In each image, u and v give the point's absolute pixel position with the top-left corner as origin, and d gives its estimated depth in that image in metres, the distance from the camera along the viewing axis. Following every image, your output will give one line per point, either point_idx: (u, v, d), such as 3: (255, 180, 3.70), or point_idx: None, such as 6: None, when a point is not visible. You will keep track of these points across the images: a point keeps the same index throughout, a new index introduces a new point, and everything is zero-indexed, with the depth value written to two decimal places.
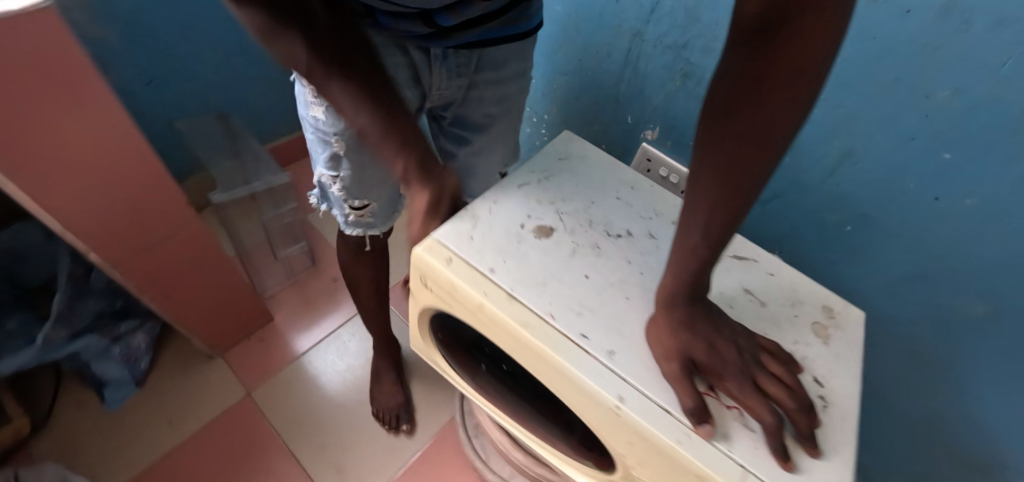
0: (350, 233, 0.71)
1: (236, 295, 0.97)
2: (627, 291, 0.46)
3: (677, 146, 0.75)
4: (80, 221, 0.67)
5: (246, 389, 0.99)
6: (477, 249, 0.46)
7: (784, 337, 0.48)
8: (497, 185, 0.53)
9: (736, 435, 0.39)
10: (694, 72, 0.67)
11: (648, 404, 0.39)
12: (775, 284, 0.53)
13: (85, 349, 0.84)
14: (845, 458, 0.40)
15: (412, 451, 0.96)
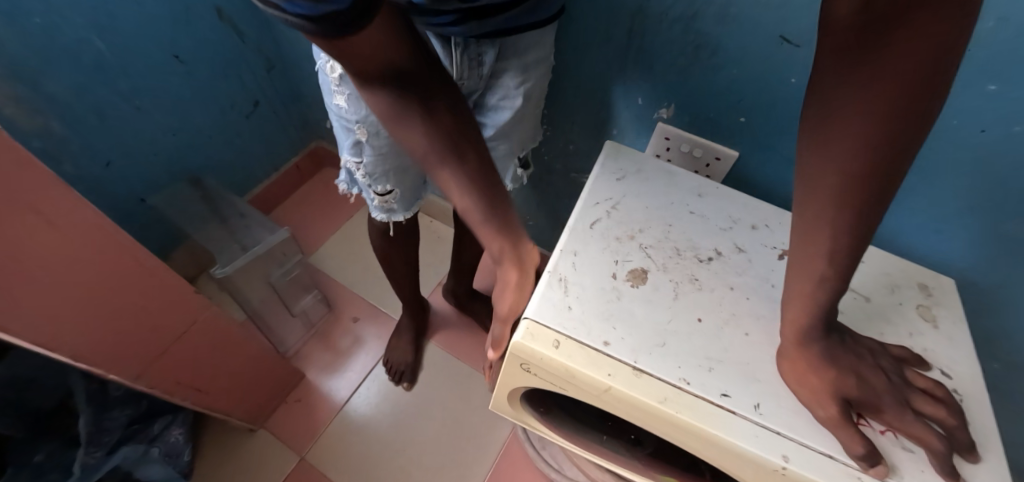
0: (377, 217, 0.78)
1: (268, 366, 0.93)
2: (744, 327, 0.49)
3: (696, 120, 0.72)
4: (83, 342, 0.62)
5: (299, 453, 0.96)
6: (582, 325, 0.48)
7: (901, 333, 0.49)
8: (572, 233, 0.55)
9: (903, 463, 0.41)
10: (707, 43, 0.62)
11: (812, 457, 0.41)
12: (869, 273, 0.54)
13: (126, 459, 0.79)
14: (999, 451, 0.42)
15: (483, 472, 0.95)
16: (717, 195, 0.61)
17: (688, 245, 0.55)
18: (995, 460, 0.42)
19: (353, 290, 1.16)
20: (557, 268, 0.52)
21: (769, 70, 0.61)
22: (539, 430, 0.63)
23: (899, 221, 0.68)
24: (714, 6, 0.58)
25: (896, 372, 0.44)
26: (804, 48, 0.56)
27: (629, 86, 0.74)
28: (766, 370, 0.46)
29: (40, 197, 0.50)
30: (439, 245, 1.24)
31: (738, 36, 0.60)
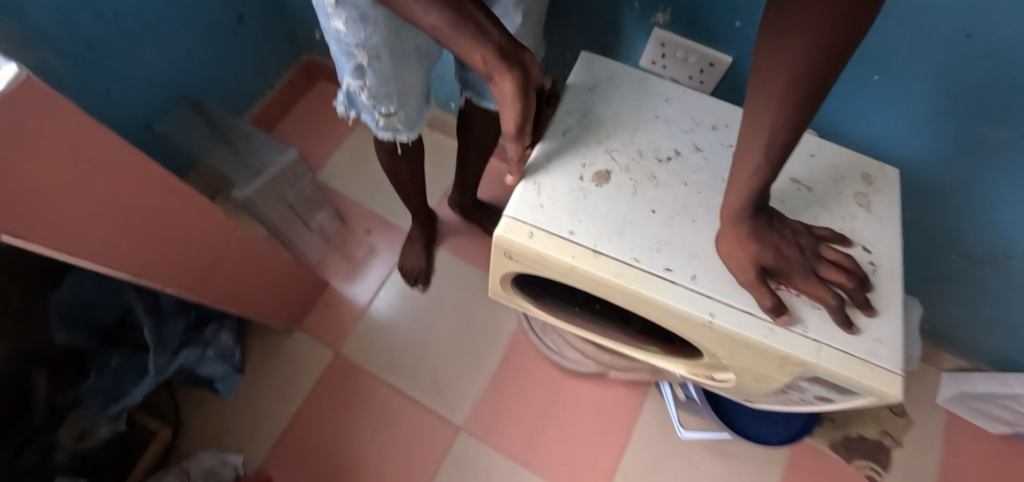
0: (383, 138, 0.82)
1: (295, 276, 1.03)
2: (692, 215, 0.56)
3: (692, 26, 0.74)
4: (140, 262, 0.72)
5: (334, 347, 1.10)
6: (552, 218, 0.55)
7: (835, 217, 0.57)
8: (545, 140, 0.61)
9: (809, 318, 0.51)
10: None
11: (736, 313, 0.51)
12: (816, 165, 0.61)
13: (187, 359, 0.93)
14: (894, 309, 0.52)
15: (495, 357, 1.09)
16: (682, 99, 0.66)
17: (650, 146, 0.61)
18: (886, 315, 0.52)
19: (362, 204, 1.23)
20: (531, 172, 0.58)
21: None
22: (530, 310, 0.75)
23: (877, 121, 0.72)
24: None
25: (812, 246, 0.52)
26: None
27: None
28: (710, 250, 0.54)
29: (75, 137, 0.54)
30: (442, 155, 1.28)
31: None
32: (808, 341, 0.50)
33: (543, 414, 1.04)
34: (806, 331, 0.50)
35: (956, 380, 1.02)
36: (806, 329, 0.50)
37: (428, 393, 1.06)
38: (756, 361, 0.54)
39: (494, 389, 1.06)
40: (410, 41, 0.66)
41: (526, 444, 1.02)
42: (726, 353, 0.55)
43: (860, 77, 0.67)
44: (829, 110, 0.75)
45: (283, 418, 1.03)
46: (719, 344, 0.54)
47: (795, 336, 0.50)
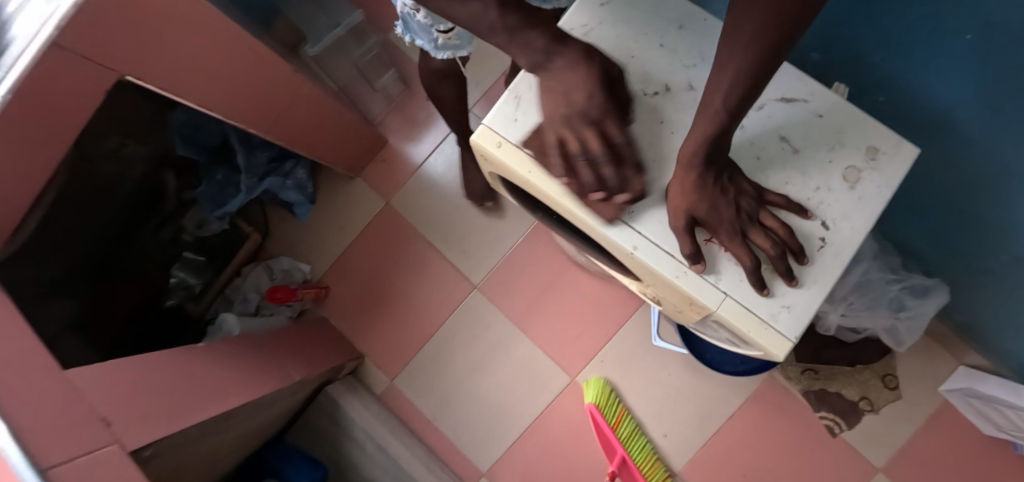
0: (444, 57, 0.79)
1: (357, 132, 1.18)
2: (656, 155, 0.57)
3: None
4: (229, 105, 0.87)
5: (385, 198, 1.28)
6: (521, 133, 0.59)
7: (807, 187, 0.57)
8: (540, 53, 0.63)
9: (724, 271, 0.55)
10: None
11: (658, 254, 0.55)
12: (815, 128, 0.59)
13: (271, 184, 1.17)
14: (818, 285, 0.54)
15: (517, 236, 1.22)
16: (696, 29, 0.62)
17: (642, 76, 0.60)
18: (810, 287, 0.54)
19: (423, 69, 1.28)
20: (517, 82, 0.61)
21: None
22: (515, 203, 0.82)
23: (976, 82, 0.59)
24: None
25: (754, 208, 0.54)
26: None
27: None
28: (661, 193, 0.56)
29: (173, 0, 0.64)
30: None
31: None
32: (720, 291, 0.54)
33: (544, 296, 1.19)
34: (717, 281, 0.55)
35: (969, 375, 0.98)
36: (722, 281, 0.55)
37: (456, 253, 1.23)
38: (673, 294, 0.59)
39: (509, 264, 1.21)
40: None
41: (526, 316, 1.19)
42: (651, 281, 0.61)
43: (946, 28, 0.56)
44: (901, 62, 0.66)
45: (342, 243, 1.28)
46: (644, 272, 0.60)
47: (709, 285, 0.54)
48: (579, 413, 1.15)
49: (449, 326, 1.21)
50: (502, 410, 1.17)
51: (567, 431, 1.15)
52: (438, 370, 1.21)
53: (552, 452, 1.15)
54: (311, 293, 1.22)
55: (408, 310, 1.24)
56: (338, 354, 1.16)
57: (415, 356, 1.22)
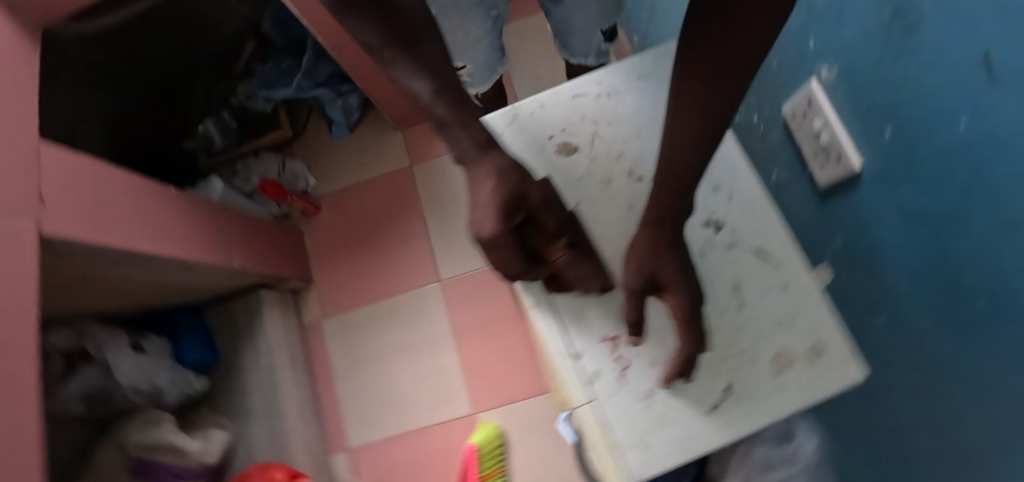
0: (458, 89, 0.83)
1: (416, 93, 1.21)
2: (602, 230, 0.57)
3: (847, 99, 0.58)
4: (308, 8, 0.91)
5: (411, 162, 1.30)
6: (499, 148, 0.61)
7: (728, 348, 0.53)
8: (559, 89, 0.63)
9: (603, 376, 0.53)
10: (905, 11, 0.47)
11: (566, 323, 0.55)
12: (774, 297, 0.54)
13: (322, 95, 1.22)
14: (685, 444, 0.51)
15: None
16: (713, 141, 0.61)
17: (633, 157, 0.60)
18: (676, 440, 0.51)
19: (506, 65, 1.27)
20: (524, 103, 0.63)
21: (953, 86, 0.45)
22: None
23: (974, 370, 0.49)
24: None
25: None
26: (999, 89, 0.40)
27: (814, 22, 0.59)
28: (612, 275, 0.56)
29: None
30: None
31: (942, 17, 0.44)
32: (591, 391, 0.53)
33: (490, 326, 1.16)
34: (592, 382, 0.53)
35: None
36: (597, 383, 0.53)
37: (439, 243, 1.23)
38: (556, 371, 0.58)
39: (478, 280, 1.19)
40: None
41: (463, 334, 1.17)
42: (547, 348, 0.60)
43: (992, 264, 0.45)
44: (924, 292, 0.54)
45: (354, 179, 1.31)
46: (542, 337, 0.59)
47: (586, 379, 0.53)
48: (455, 449, 1.11)
49: (394, 300, 1.21)
50: (397, 403, 1.15)
51: (442, 458, 1.11)
52: (366, 334, 1.20)
53: (419, 467, 1.11)
54: (301, 205, 1.25)
55: (372, 266, 1.25)
56: (288, 268, 1.17)
57: (355, 309, 1.22)
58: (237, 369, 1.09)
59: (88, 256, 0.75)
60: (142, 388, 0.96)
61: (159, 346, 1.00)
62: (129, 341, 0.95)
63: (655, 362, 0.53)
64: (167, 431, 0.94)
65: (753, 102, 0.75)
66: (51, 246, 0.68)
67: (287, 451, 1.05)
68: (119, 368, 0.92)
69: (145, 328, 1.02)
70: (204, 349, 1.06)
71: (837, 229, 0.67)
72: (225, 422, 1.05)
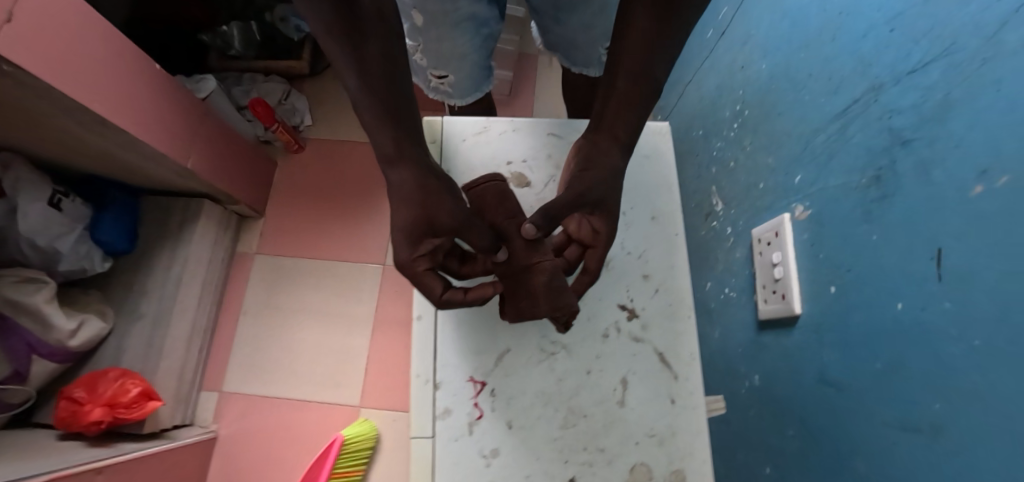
0: (436, 97, 0.85)
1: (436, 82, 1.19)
2: None
3: (809, 244, 0.57)
4: None
5: None
6: (456, 153, 0.60)
7: (590, 439, 0.50)
8: (536, 121, 0.62)
9: (454, 416, 0.50)
10: (886, 180, 0.47)
11: (440, 347, 0.52)
12: (657, 408, 0.52)
13: None
14: None
15: None
16: (666, 231, 0.58)
17: None
18: None
19: (533, 94, 1.27)
20: (498, 122, 0.62)
21: (901, 269, 0.44)
22: None
23: None
24: (929, 149, 0.42)
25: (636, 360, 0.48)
26: (943, 289, 0.40)
27: (805, 157, 0.58)
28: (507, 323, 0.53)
29: None
30: None
31: (914, 199, 0.43)
32: (434, 426, 0.50)
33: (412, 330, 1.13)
34: (441, 418, 0.50)
35: None
36: (444, 421, 0.50)
37: None
38: None
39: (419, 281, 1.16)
40: (459, 10, 0.62)
41: (382, 327, 1.13)
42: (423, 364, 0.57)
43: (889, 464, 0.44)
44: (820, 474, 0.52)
45: (346, 136, 1.28)
46: None
47: (435, 412, 0.50)
48: (324, 435, 1.06)
49: (335, 266, 1.18)
50: (289, 366, 1.11)
51: (308, 436, 1.06)
52: (291, 286, 1.16)
53: (282, 437, 1.06)
54: (284, 139, 1.21)
55: (326, 224, 1.21)
56: (244, 192, 1.14)
57: (292, 259, 1.19)
58: (145, 265, 1.04)
59: (36, 94, 0.72)
60: (40, 245, 0.90)
61: (75, 209, 0.95)
62: (49, 195, 0.89)
63: (512, 422, 0.50)
64: (42, 298, 0.87)
65: (730, 215, 0.75)
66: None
67: (158, 370, 0.99)
68: (26, 221, 0.87)
69: (72, 189, 0.98)
70: (122, 234, 1.01)
71: (754, 371, 0.66)
72: (108, 314, 0.99)
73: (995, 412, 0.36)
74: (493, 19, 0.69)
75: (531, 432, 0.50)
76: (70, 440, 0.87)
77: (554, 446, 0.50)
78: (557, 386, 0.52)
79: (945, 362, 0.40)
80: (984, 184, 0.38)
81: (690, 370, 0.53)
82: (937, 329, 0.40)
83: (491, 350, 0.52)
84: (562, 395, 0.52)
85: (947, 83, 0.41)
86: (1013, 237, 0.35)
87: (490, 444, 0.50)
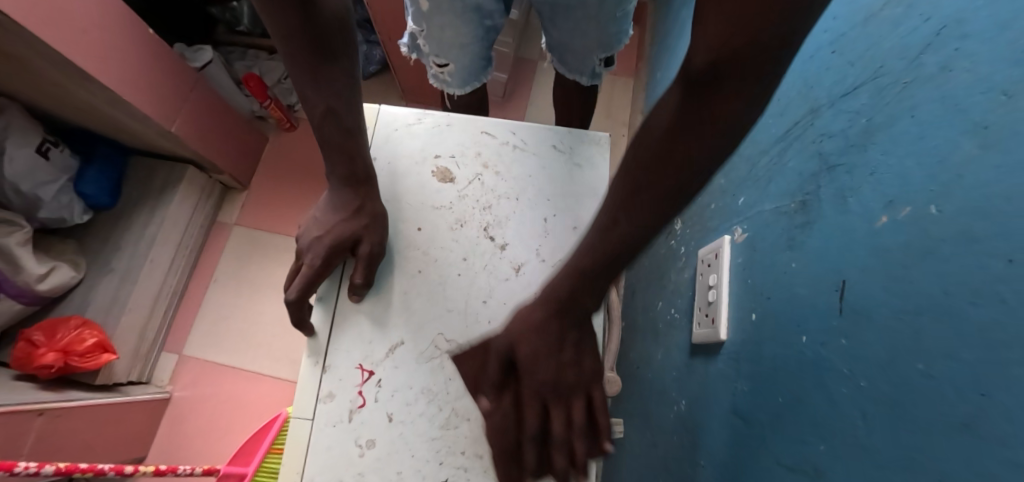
0: (435, 84, 0.77)
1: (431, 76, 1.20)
2: (423, 268, 0.56)
3: (742, 269, 0.55)
4: None
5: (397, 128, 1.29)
6: (386, 142, 0.62)
7: (469, 443, 0.50)
8: (472, 118, 0.64)
9: (336, 402, 0.51)
10: (811, 207, 0.45)
11: (333, 332, 0.53)
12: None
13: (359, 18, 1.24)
14: None
15: None
16: (583, 242, 0.59)
17: (497, 219, 0.59)
18: None
19: (528, 98, 1.27)
20: (434, 115, 0.64)
21: (812, 301, 0.42)
22: None
23: None
24: (850, 177, 0.40)
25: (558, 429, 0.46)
26: (843, 324, 0.38)
27: (750, 178, 0.57)
28: (406, 313, 0.54)
29: None
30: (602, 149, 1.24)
31: (832, 228, 0.41)
32: (315, 409, 0.51)
33: None
34: (324, 401, 0.51)
35: None
36: (325, 405, 0.51)
37: None
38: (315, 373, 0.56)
39: None
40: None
41: None
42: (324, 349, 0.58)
43: None
44: None
45: None
46: None
47: (318, 395, 0.51)
48: (271, 410, 1.07)
49: None
50: (249, 338, 1.12)
51: (256, 410, 1.07)
52: (264, 260, 1.18)
53: (231, 405, 1.07)
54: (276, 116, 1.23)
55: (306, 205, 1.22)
56: (230, 165, 1.17)
57: (268, 234, 1.20)
58: (124, 223, 1.06)
59: (24, 44, 0.75)
60: (23, 191, 0.93)
61: (62, 160, 0.98)
62: (38, 143, 0.93)
63: (393, 415, 0.51)
64: (14, 241, 0.90)
65: (685, 235, 0.73)
66: None
67: (121, 326, 1.01)
68: (12, 165, 0.90)
69: (63, 141, 1.01)
70: (104, 189, 1.04)
71: (680, 396, 0.63)
72: (80, 264, 1.02)
73: (870, 462, 0.33)
74: (499, 12, 0.63)
75: (410, 427, 0.50)
76: (21, 381, 0.89)
77: (431, 446, 0.50)
78: (444, 385, 0.52)
79: (834, 401, 0.37)
80: (889, 215, 0.36)
81: None
82: (823, 368, 0.39)
83: (385, 341, 0.53)
84: (448, 396, 0.52)
85: (872, 107, 0.40)
86: (906, 273, 0.33)
87: (366, 434, 0.50)
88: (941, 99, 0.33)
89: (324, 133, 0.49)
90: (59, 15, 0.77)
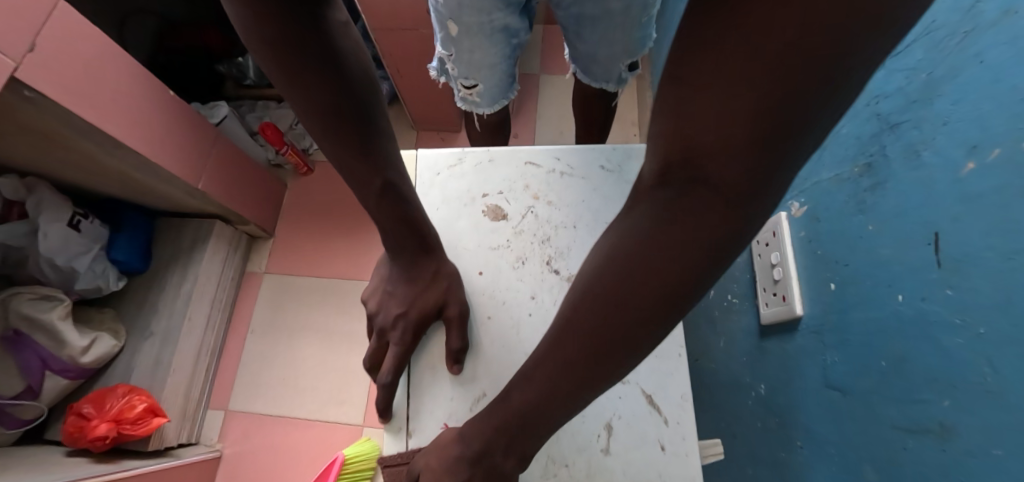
0: (462, 104, 0.79)
1: (441, 102, 1.21)
2: (492, 313, 0.57)
3: (807, 242, 0.55)
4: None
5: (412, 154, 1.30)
6: (434, 188, 0.64)
7: None
8: (513, 151, 0.66)
9: None
10: (878, 168, 0.45)
11: (412, 395, 0.54)
12: (646, 455, 0.51)
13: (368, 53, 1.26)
14: None
15: None
16: None
17: (559, 251, 0.61)
18: None
19: (537, 111, 1.28)
20: (474, 153, 0.66)
21: (901, 260, 0.42)
22: None
23: None
24: (918, 131, 0.41)
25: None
26: (944, 275, 0.37)
27: None
28: (485, 366, 0.55)
29: None
30: None
31: (907, 183, 0.42)
32: None
33: None
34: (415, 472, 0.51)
35: None
36: None
37: None
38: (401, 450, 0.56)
39: None
40: (495, 21, 0.59)
41: None
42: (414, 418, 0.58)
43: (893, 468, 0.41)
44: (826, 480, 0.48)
45: None
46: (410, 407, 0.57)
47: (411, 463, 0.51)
48: (325, 453, 1.04)
49: (339, 283, 1.19)
50: (293, 384, 1.11)
51: (310, 455, 1.05)
52: (298, 305, 1.18)
53: (285, 453, 1.05)
54: (294, 161, 1.25)
55: (332, 244, 1.23)
56: (257, 217, 1.19)
57: (298, 277, 1.20)
58: (158, 284, 1.07)
59: (57, 120, 0.76)
60: (58, 265, 0.93)
61: (93, 230, 0.98)
62: (68, 216, 0.93)
63: None
64: (56, 314, 0.90)
65: None
66: (19, 94, 0.70)
67: (166, 387, 1.00)
68: (47, 243, 0.90)
69: (92, 213, 1.02)
70: (135, 254, 1.04)
71: (756, 381, 0.62)
72: (120, 332, 1.02)
73: (1004, 410, 0.32)
74: (523, 29, 0.65)
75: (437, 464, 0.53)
76: (75, 456, 0.87)
77: None
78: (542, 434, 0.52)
79: (948, 352, 0.37)
80: (975, 160, 0.36)
81: (681, 409, 0.53)
82: (923, 325, 0.39)
83: (469, 394, 0.54)
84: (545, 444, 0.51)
85: (932, 61, 0.40)
86: (1011, 214, 0.33)
87: None
88: (1011, 40, 0.34)
89: (384, 211, 0.50)
90: (85, 88, 0.78)
